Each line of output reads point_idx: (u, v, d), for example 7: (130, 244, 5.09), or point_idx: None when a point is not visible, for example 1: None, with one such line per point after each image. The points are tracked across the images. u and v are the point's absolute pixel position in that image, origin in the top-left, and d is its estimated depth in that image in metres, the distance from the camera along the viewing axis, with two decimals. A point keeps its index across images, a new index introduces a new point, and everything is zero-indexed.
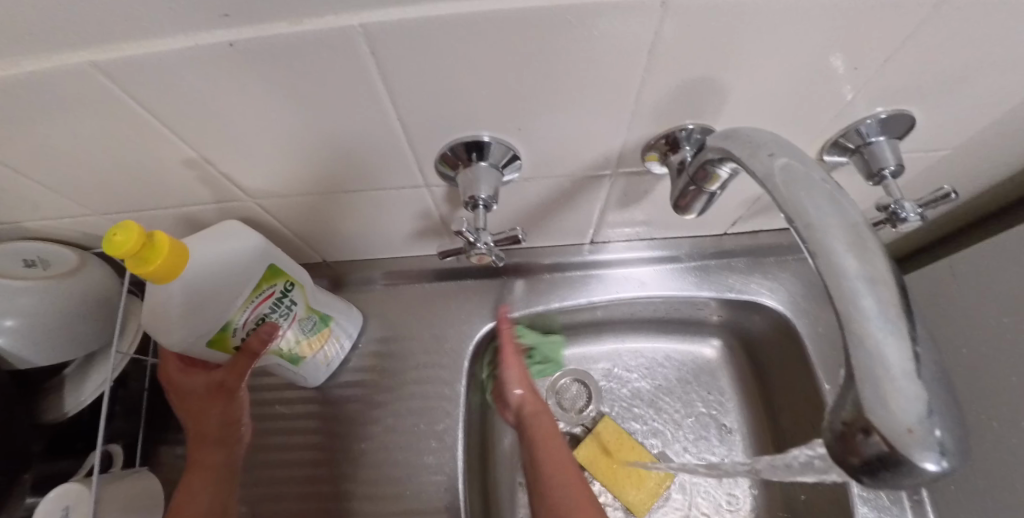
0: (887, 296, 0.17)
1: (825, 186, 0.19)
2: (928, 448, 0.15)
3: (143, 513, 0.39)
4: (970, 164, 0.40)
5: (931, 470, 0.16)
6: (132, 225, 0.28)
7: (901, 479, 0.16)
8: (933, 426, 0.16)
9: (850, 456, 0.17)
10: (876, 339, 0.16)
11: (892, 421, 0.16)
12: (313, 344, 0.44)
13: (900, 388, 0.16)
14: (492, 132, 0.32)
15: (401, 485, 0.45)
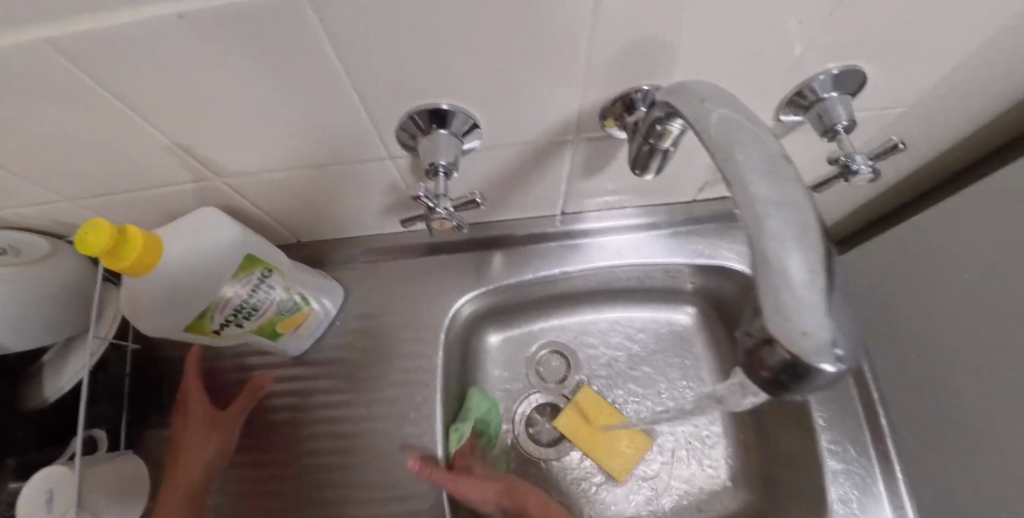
0: (802, 219, 0.14)
1: (754, 130, 0.17)
2: (822, 346, 0.13)
3: (126, 494, 0.41)
4: (926, 119, 0.40)
5: (830, 369, 0.13)
6: (101, 223, 0.27)
7: (815, 384, 0.14)
8: (821, 319, 0.13)
9: (756, 372, 0.14)
10: (780, 252, 0.14)
11: (788, 321, 0.13)
12: (294, 322, 0.42)
13: (800, 296, 0.13)
14: (451, 99, 0.31)
15: (384, 457, 0.46)
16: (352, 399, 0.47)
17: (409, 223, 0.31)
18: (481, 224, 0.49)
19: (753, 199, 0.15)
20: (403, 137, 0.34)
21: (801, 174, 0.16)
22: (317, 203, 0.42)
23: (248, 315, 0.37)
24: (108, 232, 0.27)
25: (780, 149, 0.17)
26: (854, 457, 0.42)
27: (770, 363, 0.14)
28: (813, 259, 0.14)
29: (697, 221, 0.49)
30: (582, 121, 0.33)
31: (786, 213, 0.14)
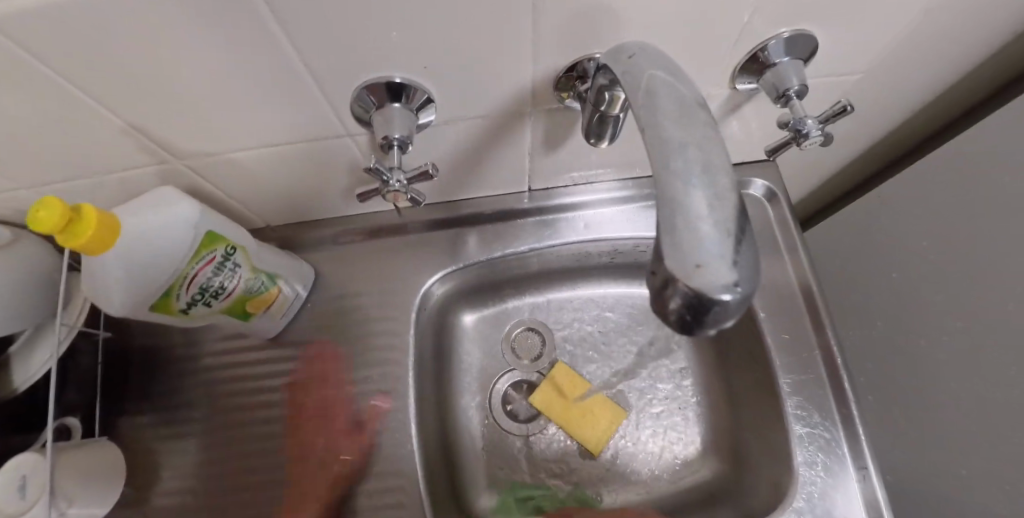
0: (707, 158, 0.15)
1: (671, 82, 0.18)
2: (718, 277, 0.12)
3: (99, 479, 0.41)
4: (880, 84, 0.41)
5: (734, 299, 0.13)
6: (52, 200, 0.26)
7: (725, 316, 0.13)
8: (720, 250, 0.13)
9: (667, 315, 0.14)
10: (681, 191, 0.14)
11: (682, 257, 0.13)
12: (264, 302, 0.42)
13: (695, 229, 0.13)
14: (403, 73, 0.31)
15: (356, 437, 0.45)
16: (327, 380, 0.47)
17: (364, 197, 0.32)
18: (451, 203, 0.49)
19: (660, 145, 0.15)
20: (356, 110, 0.33)
21: (713, 118, 0.17)
22: (281, 184, 0.42)
23: (216, 294, 0.37)
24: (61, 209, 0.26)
25: (696, 96, 0.17)
26: (819, 421, 0.43)
27: (678, 304, 0.13)
28: (716, 194, 0.14)
29: None
30: (537, 91, 0.33)
31: (689, 155, 0.15)
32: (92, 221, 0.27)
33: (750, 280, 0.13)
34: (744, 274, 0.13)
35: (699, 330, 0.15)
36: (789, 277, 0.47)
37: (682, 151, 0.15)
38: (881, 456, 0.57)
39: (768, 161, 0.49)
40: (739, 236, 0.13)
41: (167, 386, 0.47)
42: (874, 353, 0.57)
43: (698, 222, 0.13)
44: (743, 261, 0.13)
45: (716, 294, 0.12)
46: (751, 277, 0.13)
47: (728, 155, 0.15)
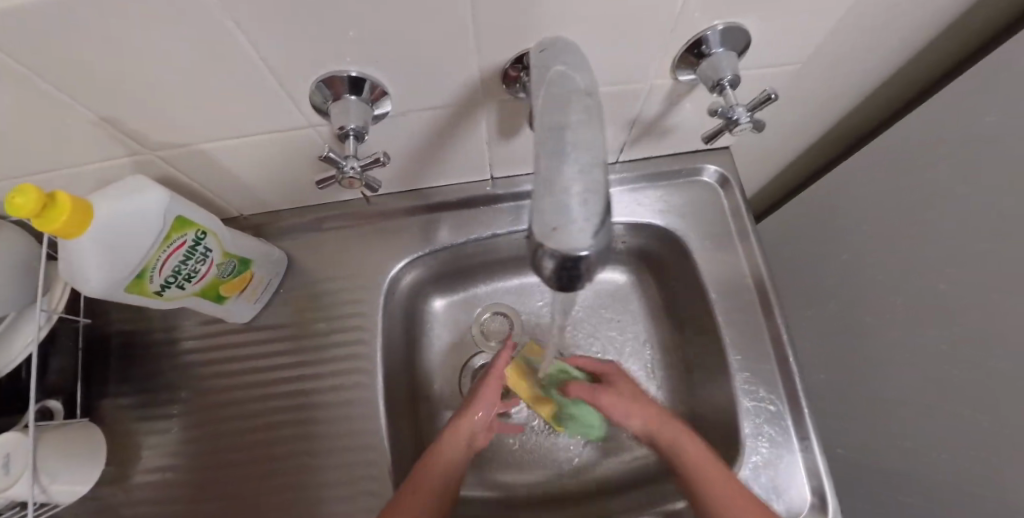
0: (581, 137, 0.16)
1: (568, 75, 0.20)
2: (574, 238, 0.15)
3: (77, 460, 0.42)
4: (819, 73, 0.43)
5: (593, 255, 0.15)
6: (28, 187, 0.27)
7: (593, 269, 0.16)
8: (579, 215, 0.15)
9: (547, 277, 0.17)
10: (552, 168, 0.16)
11: (544, 224, 0.16)
12: (236, 285, 0.44)
13: (559, 200, 0.15)
14: (358, 67, 0.33)
15: (328, 416, 0.47)
16: (303, 360, 0.49)
17: (321, 184, 0.34)
18: (419, 192, 0.51)
19: (544, 127, 0.17)
20: (316, 101, 0.35)
21: (601, 105, 0.19)
22: (251, 174, 0.44)
23: (187, 278, 0.38)
24: (36, 197, 0.27)
25: (588, 87, 0.19)
26: (765, 395, 0.46)
27: (550, 264, 0.16)
28: (585, 168, 0.16)
29: (626, 183, 0.51)
30: (489, 83, 0.36)
31: (566, 135, 0.16)
32: (65, 205, 0.29)
33: (604, 239, 0.16)
34: (598, 235, 0.16)
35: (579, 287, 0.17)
36: (740, 259, 0.49)
37: (560, 131, 0.16)
38: (833, 431, 0.60)
39: (722, 149, 0.51)
40: (602, 200, 0.16)
41: (148, 369, 0.49)
42: (828, 333, 0.60)
43: (561, 190, 0.15)
44: (598, 225, 0.16)
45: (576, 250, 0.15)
46: (604, 236, 0.16)
47: (605, 136, 0.17)
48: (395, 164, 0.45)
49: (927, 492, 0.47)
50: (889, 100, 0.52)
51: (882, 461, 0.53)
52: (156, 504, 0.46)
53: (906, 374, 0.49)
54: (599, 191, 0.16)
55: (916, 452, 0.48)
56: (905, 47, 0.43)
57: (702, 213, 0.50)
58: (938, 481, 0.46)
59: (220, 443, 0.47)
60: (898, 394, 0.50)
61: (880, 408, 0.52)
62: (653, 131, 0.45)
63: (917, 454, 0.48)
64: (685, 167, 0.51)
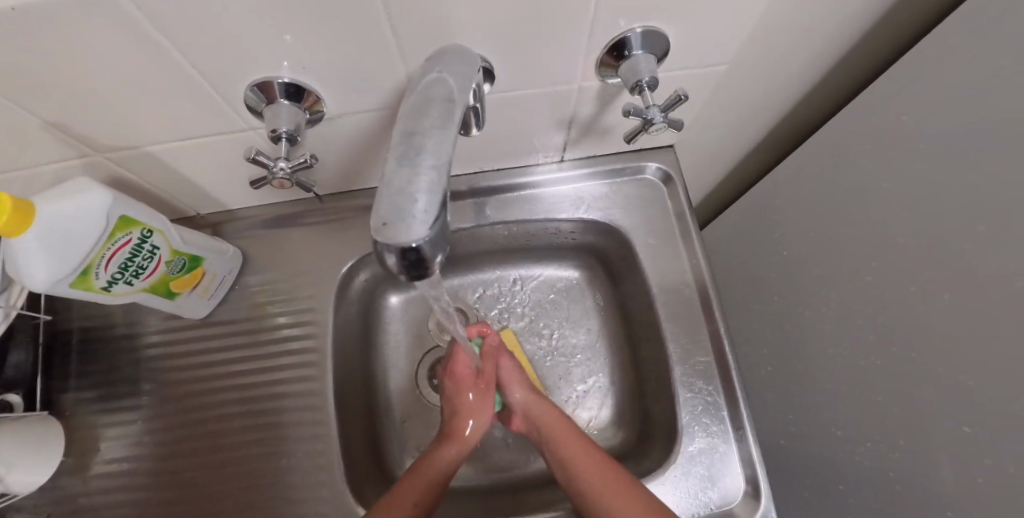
0: (427, 141, 0.18)
1: (440, 87, 0.22)
2: (401, 230, 0.17)
3: (34, 453, 0.43)
4: (748, 72, 0.44)
5: (425, 245, 0.17)
6: None
7: (432, 256, 0.18)
8: (417, 208, 0.17)
9: (394, 269, 0.18)
10: (398, 170, 0.18)
11: (379, 219, 0.17)
12: (187, 281, 0.45)
13: (397, 197, 0.17)
14: (289, 73, 0.34)
15: (282, 408, 0.49)
16: (257, 355, 0.51)
17: (253, 184, 0.35)
18: (370, 190, 0.53)
19: (400, 131, 0.19)
20: (251, 105, 0.36)
21: (464, 116, 0.21)
22: (202, 174, 0.45)
23: (136, 273, 0.40)
24: None
25: (453, 96, 0.21)
26: (703, 386, 0.47)
27: (390, 255, 0.17)
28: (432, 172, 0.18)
29: (572, 181, 0.53)
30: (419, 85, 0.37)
31: (416, 140, 0.19)
32: (6, 206, 0.30)
33: (440, 230, 0.18)
34: (434, 227, 0.17)
35: (427, 274, 0.19)
36: (681, 254, 0.51)
37: (410, 136, 0.19)
38: (778, 420, 0.62)
39: (663, 147, 0.53)
40: (441, 197, 0.18)
41: (108, 364, 0.51)
42: (774, 324, 0.61)
43: (401, 187, 0.17)
44: (434, 221, 0.17)
45: (410, 241, 0.17)
46: (439, 228, 0.18)
47: (458, 144, 0.19)
48: (342, 164, 0.47)
49: (862, 477, 0.49)
50: (827, 98, 0.53)
51: (822, 449, 0.54)
52: (114, 493, 0.47)
53: (844, 364, 0.50)
54: (441, 190, 0.18)
55: (852, 438, 0.50)
56: (833, 46, 0.44)
57: (645, 209, 0.52)
58: (874, 469, 0.47)
59: (177, 434, 0.49)
60: (838, 383, 0.52)
61: (820, 397, 0.54)
62: (593, 130, 0.47)
63: (854, 443, 0.50)
64: (628, 165, 0.52)
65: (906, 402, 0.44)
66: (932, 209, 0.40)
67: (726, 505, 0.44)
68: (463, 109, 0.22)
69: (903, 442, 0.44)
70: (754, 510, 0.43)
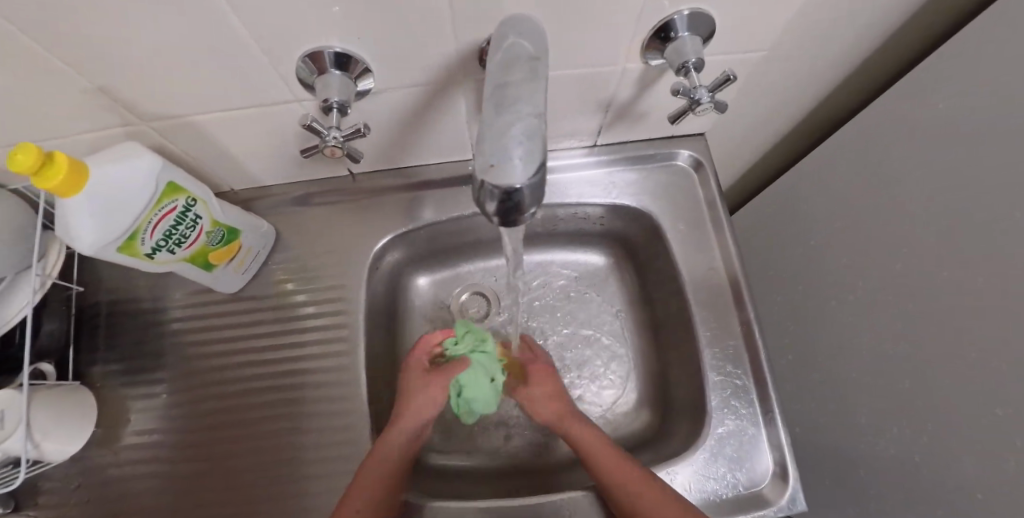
0: (521, 92, 0.19)
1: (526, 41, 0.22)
2: (507, 172, 0.18)
3: (72, 422, 0.44)
4: (784, 56, 0.45)
5: (526, 189, 0.18)
6: (27, 144, 0.29)
7: (528, 203, 0.19)
8: (517, 153, 0.18)
9: (490, 213, 0.19)
10: (496, 120, 0.18)
11: (484, 162, 0.18)
12: (224, 254, 0.45)
13: (503, 142, 0.18)
14: (342, 43, 0.34)
15: (311, 383, 0.49)
16: (286, 331, 0.51)
17: (305, 152, 0.36)
18: (402, 170, 0.53)
19: (492, 85, 0.20)
20: (302, 76, 0.37)
21: (548, 71, 0.21)
22: (239, 148, 0.45)
23: (178, 242, 0.40)
24: (34, 154, 0.29)
25: (536, 52, 0.22)
26: (732, 370, 0.48)
27: (491, 196, 0.18)
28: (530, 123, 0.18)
29: (604, 165, 0.53)
30: (465, 61, 0.37)
31: (510, 91, 0.19)
32: (62, 166, 0.30)
33: (539, 177, 0.19)
34: (535, 173, 0.18)
35: (519, 220, 0.20)
36: (711, 240, 0.52)
37: (504, 87, 0.19)
38: (798, 406, 0.63)
39: (695, 134, 0.53)
40: (539, 146, 0.18)
41: (137, 336, 0.51)
42: (799, 311, 0.62)
43: (500, 134, 0.18)
44: (536, 166, 0.18)
45: (512, 185, 0.18)
46: (538, 175, 0.18)
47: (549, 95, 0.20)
48: (379, 141, 0.47)
49: (882, 462, 0.50)
50: (858, 89, 0.54)
51: (843, 435, 0.55)
52: (144, 464, 0.47)
53: (869, 350, 0.51)
54: (538, 136, 0.18)
55: (873, 424, 0.51)
56: (868, 35, 0.45)
57: (674, 197, 0.53)
58: (896, 455, 0.48)
59: (206, 408, 0.49)
60: (860, 369, 0.52)
61: (842, 382, 0.55)
62: (629, 114, 0.47)
63: (876, 430, 0.51)
64: (659, 151, 0.53)
65: (931, 389, 0.44)
66: (964, 199, 0.41)
67: (752, 486, 0.45)
68: (545, 64, 0.22)
69: (924, 429, 0.45)
70: (781, 491, 0.44)
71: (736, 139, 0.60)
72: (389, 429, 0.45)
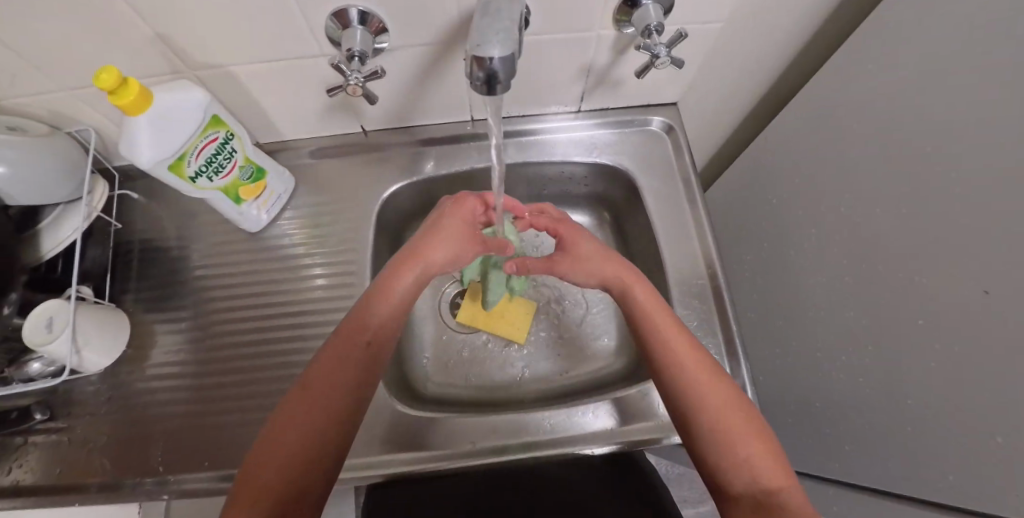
0: (503, 9, 0.27)
1: None
2: (488, 47, 0.25)
3: (111, 337, 0.50)
4: (736, 31, 0.53)
5: (499, 63, 0.25)
6: (111, 68, 0.35)
7: (500, 77, 0.26)
8: (496, 40, 0.25)
9: (476, 84, 0.26)
10: (480, 22, 0.26)
11: (472, 46, 0.26)
12: (253, 190, 0.52)
13: (483, 31, 0.26)
14: (364, 3, 0.41)
15: (320, 309, 0.56)
16: (298, 267, 0.57)
17: (331, 91, 0.43)
18: (409, 128, 0.61)
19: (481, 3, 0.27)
20: (330, 32, 0.44)
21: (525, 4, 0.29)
22: (269, 100, 0.53)
23: (216, 171, 0.46)
24: (116, 73, 0.35)
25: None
26: (698, 305, 0.54)
27: (474, 67, 0.25)
28: (508, 30, 0.26)
29: (587, 128, 0.60)
30: (467, 23, 0.45)
31: (494, 7, 0.27)
32: (133, 90, 0.36)
33: (510, 61, 0.26)
34: (507, 53, 0.26)
35: (495, 92, 0.27)
36: (681, 194, 0.59)
37: (490, 6, 0.27)
38: (767, 353, 0.69)
39: (667, 104, 0.61)
40: (511, 41, 0.26)
41: (166, 270, 0.58)
42: (766, 267, 0.69)
43: (487, 29, 0.26)
44: (508, 50, 0.26)
45: (488, 58, 0.25)
46: (510, 57, 0.26)
47: (522, 17, 0.28)
48: (391, 98, 0.54)
49: (834, 394, 0.56)
50: (808, 68, 0.61)
51: (804, 373, 0.61)
52: (168, 380, 0.53)
53: (820, 292, 0.58)
54: (513, 37, 0.26)
55: (828, 360, 0.56)
56: (810, 16, 0.53)
57: (648, 157, 0.60)
58: (843, 383, 0.54)
59: (223, 328, 0.55)
60: (814, 311, 0.59)
61: (801, 326, 0.61)
62: (606, 80, 0.54)
63: (827, 364, 0.57)
64: (634, 118, 0.60)
65: (866, 319, 0.51)
66: (892, 147, 0.47)
67: None
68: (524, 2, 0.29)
69: (867, 355, 0.51)
70: None
71: (706, 111, 0.68)
72: (397, 275, 0.48)
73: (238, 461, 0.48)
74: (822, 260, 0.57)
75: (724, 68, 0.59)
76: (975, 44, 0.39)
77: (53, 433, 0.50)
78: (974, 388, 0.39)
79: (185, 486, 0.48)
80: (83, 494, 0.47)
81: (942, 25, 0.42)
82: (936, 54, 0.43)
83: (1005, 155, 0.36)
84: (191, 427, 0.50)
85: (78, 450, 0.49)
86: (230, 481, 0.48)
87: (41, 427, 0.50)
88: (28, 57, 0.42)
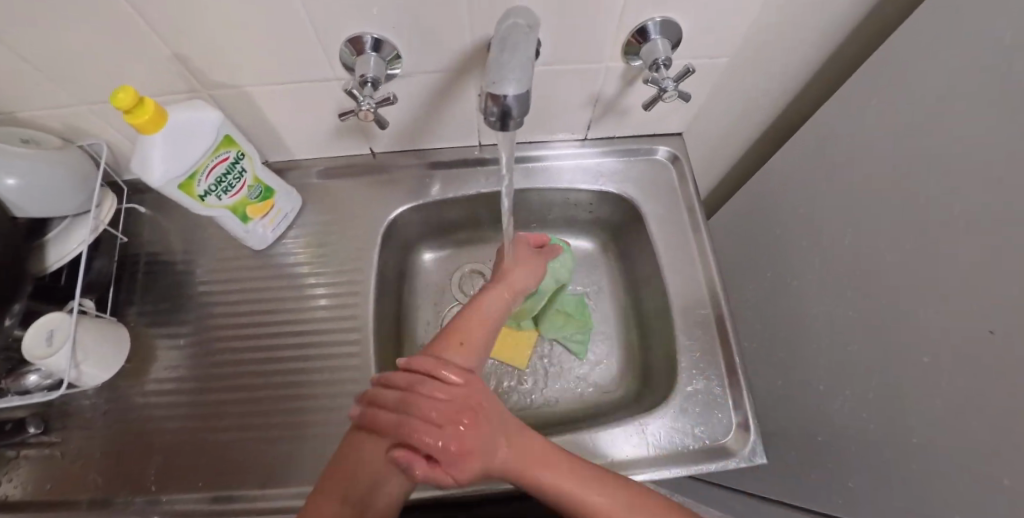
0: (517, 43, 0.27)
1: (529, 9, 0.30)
2: (504, 84, 0.26)
3: (111, 351, 0.50)
4: (741, 64, 0.54)
5: (513, 101, 0.27)
6: (129, 89, 0.35)
7: (512, 112, 0.27)
8: (512, 77, 0.26)
9: (491, 117, 0.28)
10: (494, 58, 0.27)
11: (488, 82, 0.27)
12: (260, 209, 0.53)
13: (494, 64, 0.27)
14: (381, 31, 0.42)
15: (320, 328, 0.55)
16: (302, 286, 0.57)
17: (343, 116, 0.44)
18: (418, 151, 0.62)
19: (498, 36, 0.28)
20: (344, 58, 0.44)
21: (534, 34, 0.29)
22: (282, 120, 0.53)
23: (225, 190, 0.47)
24: (133, 94, 0.35)
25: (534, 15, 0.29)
26: (699, 335, 0.54)
27: (490, 103, 0.27)
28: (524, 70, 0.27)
29: (593, 156, 0.61)
30: (477, 52, 0.45)
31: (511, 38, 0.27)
32: (148, 110, 0.37)
33: (524, 98, 0.27)
34: (522, 90, 0.27)
35: (507, 127, 0.28)
36: (685, 224, 0.59)
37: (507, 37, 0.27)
38: (771, 385, 0.68)
39: (673, 133, 0.61)
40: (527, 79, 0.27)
41: (169, 285, 0.58)
42: (769, 298, 0.69)
43: (504, 64, 0.26)
44: (524, 89, 0.27)
45: (504, 95, 0.26)
46: (524, 95, 0.27)
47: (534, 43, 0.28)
48: (401, 122, 0.55)
49: (834, 428, 0.56)
50: (813, 101, 0.62)
51: (806, 406, 0.61)
52: (167, 395, 0.52)
53: (822, 325, 0.58)
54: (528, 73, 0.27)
55: (831, 394, 0.56)
56: (812, 53, 0.54)
57: (653, 186, 0.60)
58: (844, 417, 0.54)
59: (223, 346, 0.55)
60: (816, 344, 0.59)
61: (803, 359, 0.61)
62: (613, 109, 0.55)
63: (829, 398, 0.57)
64: (639, 148, 0.61)
65: (867, 354, 0.51)
66: (894, 184, 0.48)
67: (716, 437, 0.49)
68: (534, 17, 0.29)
69: (870, 390, 0.50)
70: (744, 442, 0.48)
71: (711, 141, 0.69)
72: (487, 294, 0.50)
73: (234, 484, 0.47)
74: (826, 294, 0.57)
75: (730, 99, 0.60)
76: (976, 87, 0.40)
77: (47, 447, 0.50)
78: (970, 429, 0.39)
79: (177, 506, 0.47)
80: (73, 510, 0.47)
81: (943, 66, 0.43)
82: (940, 92, 0.43)
83: (1000, 197, 0.36)
84: (190, 443, 0.50)
85: (72, 464, 0.49)
86: (222, 503, 0.47)
87: (34, 440, 0.50)
88: (48, 71, 0.43)
